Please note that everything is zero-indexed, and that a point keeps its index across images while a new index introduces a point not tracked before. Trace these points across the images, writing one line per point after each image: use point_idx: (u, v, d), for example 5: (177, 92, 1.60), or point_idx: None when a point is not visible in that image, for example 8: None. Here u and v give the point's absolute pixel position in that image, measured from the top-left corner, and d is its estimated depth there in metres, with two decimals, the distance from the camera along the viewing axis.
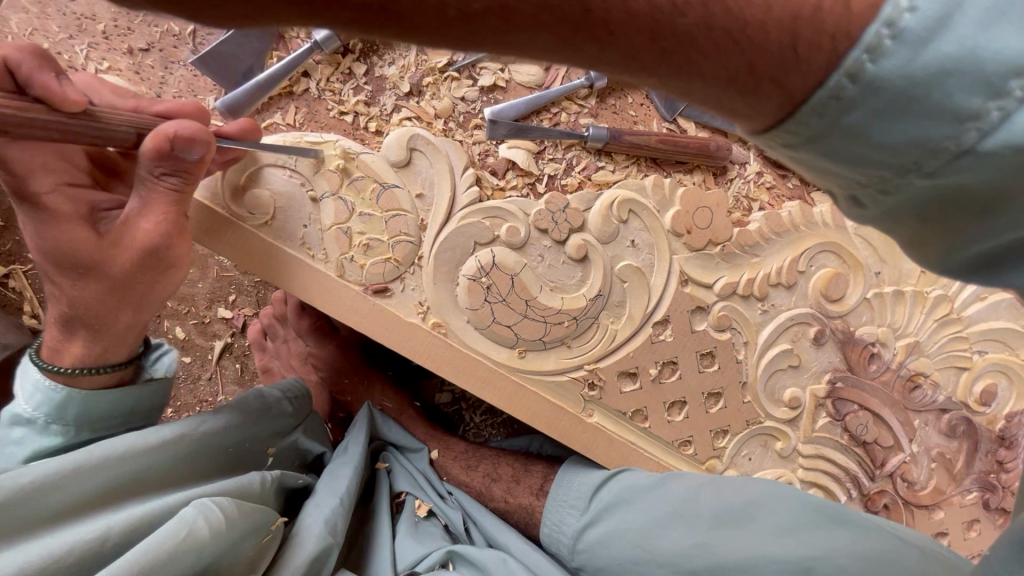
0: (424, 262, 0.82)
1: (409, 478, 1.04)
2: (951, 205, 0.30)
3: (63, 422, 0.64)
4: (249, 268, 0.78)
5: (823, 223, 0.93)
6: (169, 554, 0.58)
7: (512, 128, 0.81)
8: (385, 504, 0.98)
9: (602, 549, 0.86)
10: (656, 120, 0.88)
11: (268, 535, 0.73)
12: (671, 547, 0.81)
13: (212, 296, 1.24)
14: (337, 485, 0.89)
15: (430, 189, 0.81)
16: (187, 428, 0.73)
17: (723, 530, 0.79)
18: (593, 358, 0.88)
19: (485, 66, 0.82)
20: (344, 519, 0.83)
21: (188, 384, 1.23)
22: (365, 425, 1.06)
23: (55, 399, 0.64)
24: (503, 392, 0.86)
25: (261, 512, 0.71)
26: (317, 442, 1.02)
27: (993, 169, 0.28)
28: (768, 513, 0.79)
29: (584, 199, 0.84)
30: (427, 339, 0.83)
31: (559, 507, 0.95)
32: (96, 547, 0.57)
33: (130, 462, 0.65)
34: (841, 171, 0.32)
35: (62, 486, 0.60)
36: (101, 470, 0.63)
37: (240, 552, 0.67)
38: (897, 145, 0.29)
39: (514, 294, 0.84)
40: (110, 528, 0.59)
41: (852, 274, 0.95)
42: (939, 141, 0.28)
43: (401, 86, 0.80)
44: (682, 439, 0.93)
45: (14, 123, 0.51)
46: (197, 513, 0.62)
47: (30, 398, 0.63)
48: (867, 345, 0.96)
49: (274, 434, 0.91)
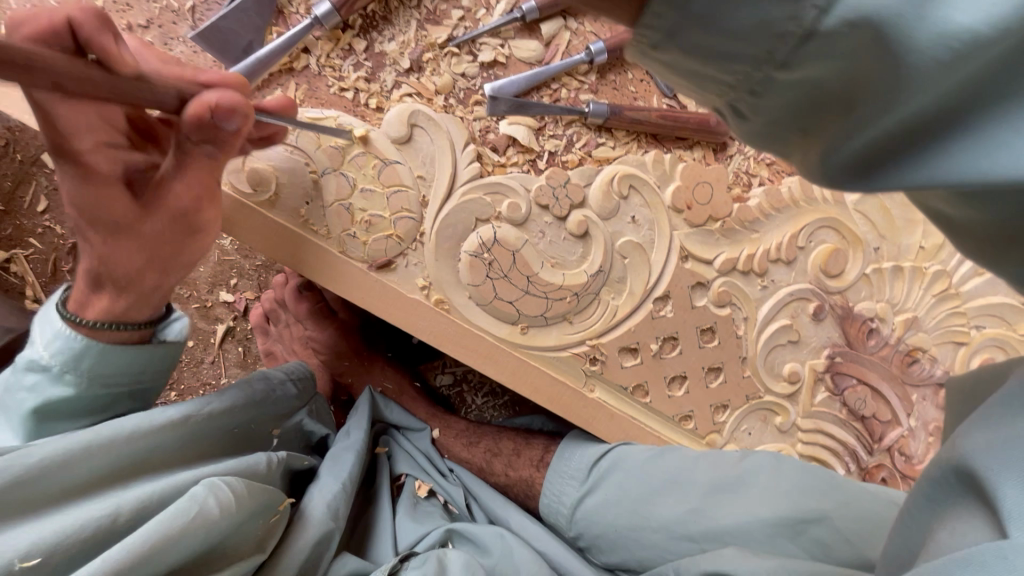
0: (426, 238, 0.82)
1: (411, 461, 1.05)
2: (820, 102, 0.29)
3: (78, 372, 0.64)
4: (254, 245, 0.79)
5: (822, 199, 0.93)
6: (180, 532, 0.58)
7: (512, 104, 0.81)
8: (386, 489, 0.99)
9: (599, 516, 0.88)
10: (657, 96, 0.87)
11: (275, 517, 0.73)
12: (667, 514, 0.82)
13: (214, 280, 1.24)
14: (340, 469, 0.90)
15: (431, 165, 0.81)
16: (191, 408, 0.73)
17: (719, 497, 0.80)
18: (594, 333, 0.89)
19: (486, 42, 0.82)
20: (346, 506, 0.85)
21: (191, 367, 1.23)
22: (368, 408, 1.07)
23: (73, 348, 0.64)
24: (506, 368, 0.87)
25: (266, 493, 0.72)
26: (322, 425, 1.04)
27: (835, 52, 0.27)
28: (765, 479, 0.80)
29: (585, 174, 0.85)
30: (430, 315, 0.84)
31: (559, 478, 0.95)
32: (105, 525, 0.58)
33: (137, 443, 0.66)
34: (711, 73, 0.31)
35: (72, 467, 0.60)
36: (108, 452, 0.63)
37: (247, 531, 0.68)
38: (745, 32, 0.28)
39: (516, 270, 0.84)
40: (119, 507, 0.60)
41: (851, 249, 0.95)
42: (782, 23, 0.27)
43: (402, 62, 0.80)
44: (683, 414, 0.94)
45: (70, 81, 0.41)
46: (208, 492, 0.63)
47: (48, 343, 0.64)
48: (866, 321, 0.97)
49: (278, 416, 0.92)
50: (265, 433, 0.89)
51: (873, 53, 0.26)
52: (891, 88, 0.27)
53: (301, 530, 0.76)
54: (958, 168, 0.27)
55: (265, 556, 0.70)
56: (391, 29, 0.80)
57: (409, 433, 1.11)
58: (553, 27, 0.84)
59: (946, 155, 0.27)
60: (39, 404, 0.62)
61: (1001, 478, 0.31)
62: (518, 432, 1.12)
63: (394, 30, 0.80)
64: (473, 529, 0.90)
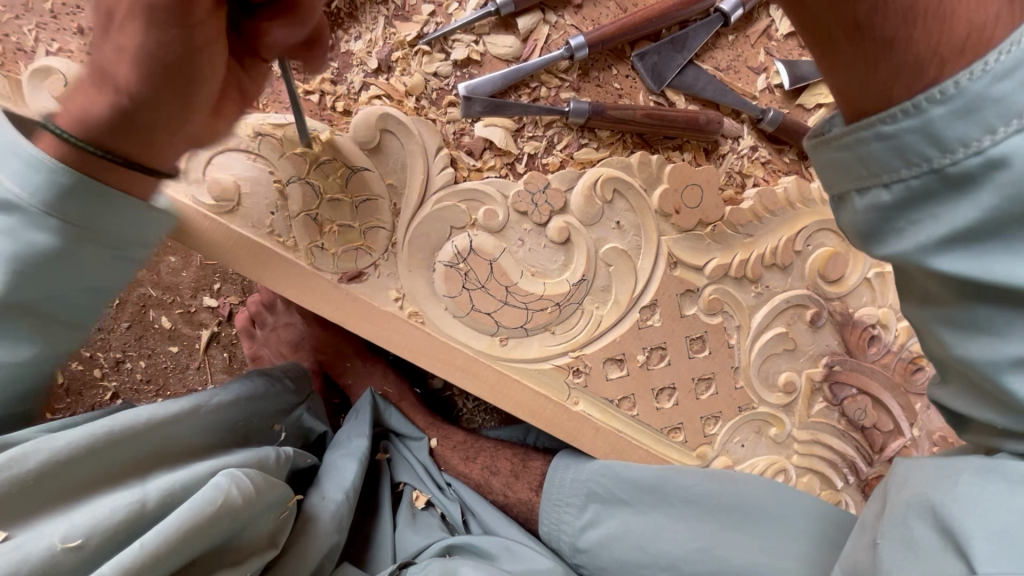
0: (398, 248, 0.79)
1: (410, 470, 1.04)
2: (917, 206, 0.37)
3: (59, 217, 0.52)
4: (209, 255, 0.75)
5: (820, 199, 0.88)
6: (207, 519, 0.57)
7: (488, 105, 0.76)
8: (388, 494, 0.98)
9: (604, 550, 0.87)
10: (643, 93, 0.82)
11: (284, 512, 0.71)
12: (676, 551, 0.83)
13: (197, 285, 1.22)
14: (342, 478, 0.87)
15: (402, 172, 0.77)
16: (200, 400, 0.73)
17: (729, 533, 0.82)
18: (576, 344, 0.85)
19: (458, 38, 0.77)
20: (350, 515, 0.83)
21: (176, 372, 1.22)
22: (370, 413, 1.04)
23: (57, 180, 0.51)
24: (485, 382, 0.83)
25: (278, 488, 0.69)
26: (319, 421, 1.02)
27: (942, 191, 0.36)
28: (763, 507, 0.83)
29: (566, 178, 0.80)
30: (403, 328, 0.80)
31: (554, 507, 0.94)
32: (135, 512, 0.56)
33: (154, 431, 0.65)
34: (847, 167, 0.40)
35: (97, 452, 0.59)
36: (129, 440, 0.62)
37: (260, 526, 0.67)
38: (902, 143, 0.36)
39: (493, 280, 0.81)
40: (146, 495, 0.58)
41: (852, 253, 0.90)
42: (928, 149, 0.35)
43: (369, 62, 0.76)
44: (671, 426, 0.90)
45: None
46: (232, 482, 0.62)
47: (14, 170, 0.51)
48: (867, 327, 0.92)
49: (281, 410, 0.91)
50: (267, 429, 0.87)
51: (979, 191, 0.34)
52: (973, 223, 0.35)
53: (307, 536, 0.75)
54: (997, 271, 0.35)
55: (277, 551, 0.69)
56: (358, 27, 0.75)
57: (408, 442, 1.08)
58: (531, 22, 0.78)
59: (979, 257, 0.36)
60: (28, 259, 0.51)
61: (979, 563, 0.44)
62: (516, 450, 1.09)
63: (361, 28, 0.76)
64: (472, 541, 0.91)
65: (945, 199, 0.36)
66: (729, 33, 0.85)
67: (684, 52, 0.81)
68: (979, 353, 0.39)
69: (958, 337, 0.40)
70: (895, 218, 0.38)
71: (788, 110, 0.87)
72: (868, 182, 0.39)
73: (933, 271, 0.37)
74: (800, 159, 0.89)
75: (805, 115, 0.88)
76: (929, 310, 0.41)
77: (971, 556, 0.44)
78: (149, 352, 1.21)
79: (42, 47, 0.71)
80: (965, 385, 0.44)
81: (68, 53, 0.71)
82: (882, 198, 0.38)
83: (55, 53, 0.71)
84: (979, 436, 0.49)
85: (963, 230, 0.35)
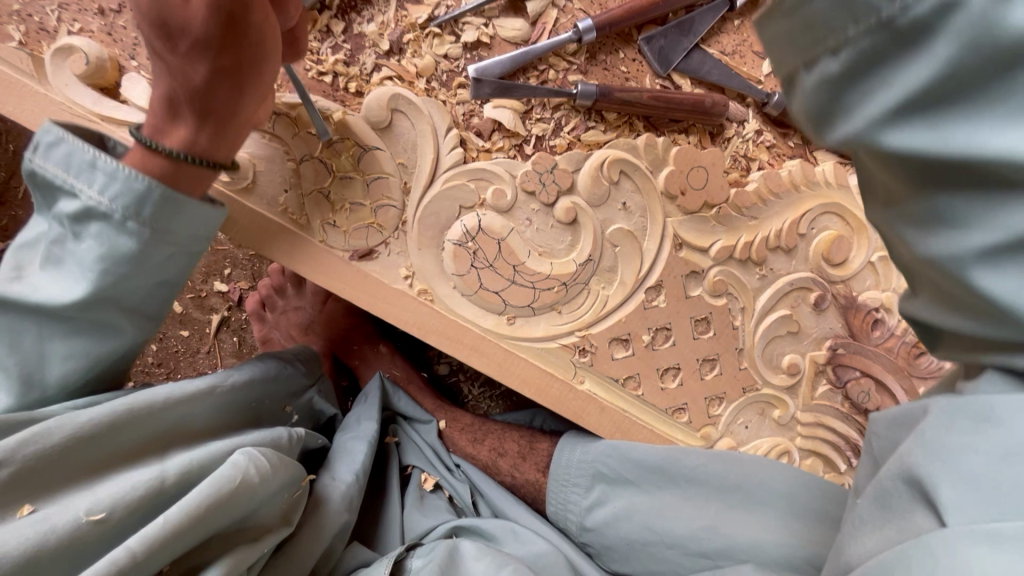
0: (408, 227, 0.80)
1: (419, 453, 1.05)
2: (880, 63, 0.29)
3: (140, 222, 0.62)
4: (225, 231, 0.77)
5: (824, 182, 0.89)
6: (225, 496, 0.58)
7: (496, 86, 0.78)
8: (396, 476, 0.99)
9: (612, 530, 0.88)
10: (650, 76, 0.84)
11: (298, 491, 0.73)
12: (681, 530, 0.83)
13: (208, 270, 1.23)
14: (351, 459, 0.89)
15: (413, 152, 0.79)
16: (216, 379, 0.74)
17: (734, 512, 0.83)
18: (584, 324, 0.86)
19: (469, 21, 0.78)
20: (360, 495, 0.85)
21: (187, 356, 1.24)
22: (377, 397, 1.06)
23: (135, 190, 0.61)
24: (492, 359, 0.85)
25: (293, 469, 0.71)
26: (329, 404, 1.03)
27: (898, 52, 0.28)
28: (775, 490, 0.84)
29: (573, 159, 0.82)
30: (412, 306, 0.81)
31: (561, 487, 0.96)
32: (155, 488, 0.58)
33: (173, 411, 0.66)
34: (790, 40, 0.33)
35: (115, 431, 0.60)
36: (147, 418, 0.63)
37: (276, 504, 0.68)
38: None
39: (501, 260, 0.82)
40: (165, 472, 0.60)
41: (856, 236, 0.91)
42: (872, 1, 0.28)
43: (381, 45, 0.77)
44: (676, 407, 0.91)
45: None
46: (248, 460, 0.63)
47: (106, 186, 0.60)
48: (871, 311, 0.93)
49: (292, 393, 0.92)
50: (277, 412, 0.88)
51: (947, 30, 0.26)
52: (943, 89, 0.28)
53: (320, 516, 0.76)
54: (999, 138, 0.27)
55: (292, 529, 0.70)
56: (370, 10, 0.77)
57: (417, 425, 1.09)
58: (539, 5, 0.80)
59: (951, 120, 0.28)
60: (120, 260, 0.62)
61: (939, 481, 0.41)
62: (523, 432, 1.10)
63: (373, 11, 0.77)
64: (477, 523, 0.92)
65: (896, 55, 0.28)
66: (734, 18, 0.86)
67: (691, 36, 0.83)
68: (938, 249, 0.33)
69: (916, 231, 0.34)
70: (846, 93, 0.31)
71: None
72: (814, 53, 0.32)
73: (888, 149, 0.30)
74: (804, 143, 0.90)
75: None
76: (892, 211, 0.36)
77: (938, 502, 0.41)
78: (160, 336, 1.23)
79: (64, 27, 0.73)
80: (933, 293, 0.39)
81: (89, 33, 0.73)
82: (831, 68, 0.31)
83: (76, 34, 0.73)
84: (951, 350, 0.42)
85: (911, 97, 0.28)
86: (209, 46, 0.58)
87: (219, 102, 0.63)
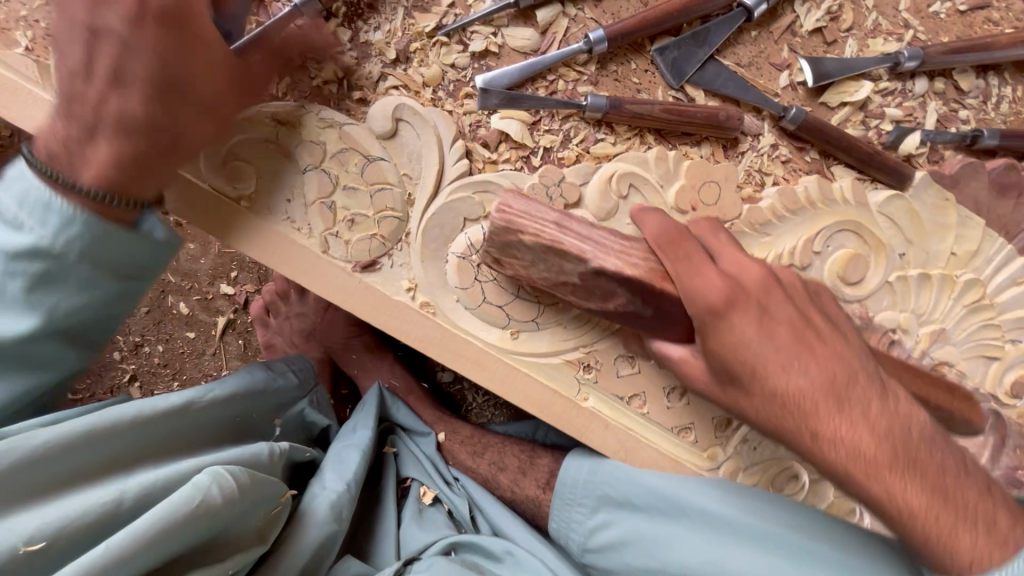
0: (411, 238, 0.79)
1: (417, 464, 1.03)
2: None
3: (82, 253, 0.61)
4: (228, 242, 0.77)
5: (842, 199, 0.86)
6: (184, 519, 0.56)
7: (504, 97, 0.76)
8: (392, 488, 0.98)
9: (616, 554, 0.88)
10: (662, 88, 0.81)
11: (276, 507, 0.72)
12: (683, 559, 0.82)
13: (215, 272, 1.24)
14: (344, 468, 0.88)
15: (416, 162, 0.77)
16: (193, 396, 0.73)
17: (740, 546, 0.80)
18: (587, 340, 0.84)
19: (477, 30, 0.77)
20: (350, 507, 0.83)
21: (193, 358, 1.24)
22: (375, 406, 1.05)
23: (79, 226, 0.60)
24: (495, 374, 0.83)
25: (269, 484, 0.70)
26: (323, 414, 1.02)
27: None
28: (774, 533, 0.79)
29: (580, 172, 0.80)
30: (414, 319, 0.80)
31: (566, 506, 0.95)
32: (110, 509, 0.56)
33: (139, 429, 0.65)
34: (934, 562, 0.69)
35: (74, 450, 0.59)
36: (111, 437, 0.62)
37: (250, 521, 0.67)
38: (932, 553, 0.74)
39: (505, 273, 0.80)
40: (124, 492, 0.58)
41: (874, 255, 0.88)
42: None
43: (387, 53, 0.76)
44: (682, 426, 0.89)
45: None
46: (212, 480, 0.60)
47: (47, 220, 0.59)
48: (887, 332, 0.90)
49: (279, 406, 0.92)
50: (262, 424, 0.88)
51: None
52: None
53: (299, 530, 0.76)
54: None
55: (266, 547, 0.69)
56: (377, 18, 0.76)
57: (415, 437, 1.08)
58: (550, 14, 0.78)
59: None
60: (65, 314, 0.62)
61: None
62: (524, 447, 1.09)
63: (380, 19, 0.76)
64: (476, 540, 0.91)
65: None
66: (752, 29, 0.84)
67: (705, 47, 0.80)
68: None
69: None
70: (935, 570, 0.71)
71: (811, 108, 0.85)
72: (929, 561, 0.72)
73: None
74: (822, 157, 0.87)
75: (828, 114, 0.86)
76: None
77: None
78: (168, 337, 1.24)
79: None
80: None
81: None
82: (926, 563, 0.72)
83: None
84: None
85: None
86: (141, 158, 0.65)
87: (150, 185, 0.66)
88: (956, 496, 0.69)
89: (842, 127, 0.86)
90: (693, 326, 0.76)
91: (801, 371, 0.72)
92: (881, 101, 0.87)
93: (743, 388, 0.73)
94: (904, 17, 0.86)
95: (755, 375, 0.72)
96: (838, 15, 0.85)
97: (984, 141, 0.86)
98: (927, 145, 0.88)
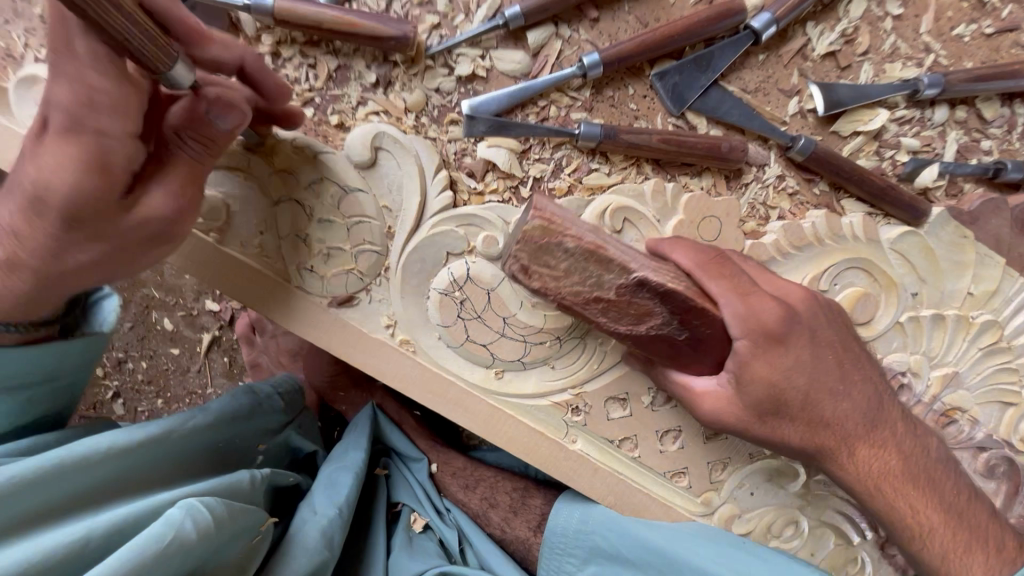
0: (391, 273, 0.75)
1: (409, 490, 1.01)
2: None
3: None
4: (199, 274, 0.73)
5: (852, 236, 0.80)
6: (157, 557, 0.50)
7: (491, 124, 0.71)
8: (383, 513, 0.95)
9: None
10: (662, 114, 0.76)
11: (256, 538, 0.67)
12: None
13: (199, 288, 1.20)
14: (335, 494, 0.84)
15: (397, 193, 0.73)
16: (174, 423, 0.68)
17: None
18: (577, 381, 0.79)
19: (464, 52, 0.72)
20: (342, 534, 0.79)
21: (178, 375, 1.22)
22: (367, 427, 1.01)
23: None
24: (476, 415, 0.80)
25: (248, 514, 0.64)
26: (309, 440, 0.99)
27: None
28: None
29: (572, 205, 0.75)
30: (394, 357, 0.77)
31: (556, 555, 0.91)
32: (77, 547, 0.50)
33: (115, 460, 0.59)
34: None
35: (43, 482, 0.53)
36: (82, 470, 0.56)
37: (227, 554, 0.62)
38: None
39: (490, 311, 0.76)
40: (92, 528, 0.52)
41: (884, 295, 0.83)
42: None
43: (367, 76, 0.71)
44: (675, 470, 0.84)
45: None
46: (187, 512, 0.55)
47: None
48: (896, 375, 0.85)
49: (264, 431, 0.87)
50: (246, 451, 0.83)
51: None
52: None
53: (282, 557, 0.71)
54: None
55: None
56: None
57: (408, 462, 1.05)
58: (542, 35, 0.73)
59: None
60: None
61: None
62: (516, 483, 1.05)
63: None
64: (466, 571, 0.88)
65: None
66: (760, 52, 0.78)
67: (709, 72, 0.75)
68: None
69: None
70: None
71: (821, 137, 0.80)
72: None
73: None
74: (831, 190, 0.81)
75: (840, 143, 0.80)
76: None
77: None
78: (152, 353, 1.21)
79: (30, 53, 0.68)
80: None
81: None
82: None
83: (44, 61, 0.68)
84: None
85: None
86: None
87: None
88: (968, 515, 0.74)
89: (854, 158, 0.81)
90: (735, 349, 0.70)
91: (845, 396, 0.73)
92: (898, 130, 0.81)
93: (785, 416, 0.72)
94: (926, 40, 0.80)
95: (801, 403, 0.72)
96: (855, 37, 0.79)
97: (1008, 175, 0.80)
98: (946, 178, 0.82)
